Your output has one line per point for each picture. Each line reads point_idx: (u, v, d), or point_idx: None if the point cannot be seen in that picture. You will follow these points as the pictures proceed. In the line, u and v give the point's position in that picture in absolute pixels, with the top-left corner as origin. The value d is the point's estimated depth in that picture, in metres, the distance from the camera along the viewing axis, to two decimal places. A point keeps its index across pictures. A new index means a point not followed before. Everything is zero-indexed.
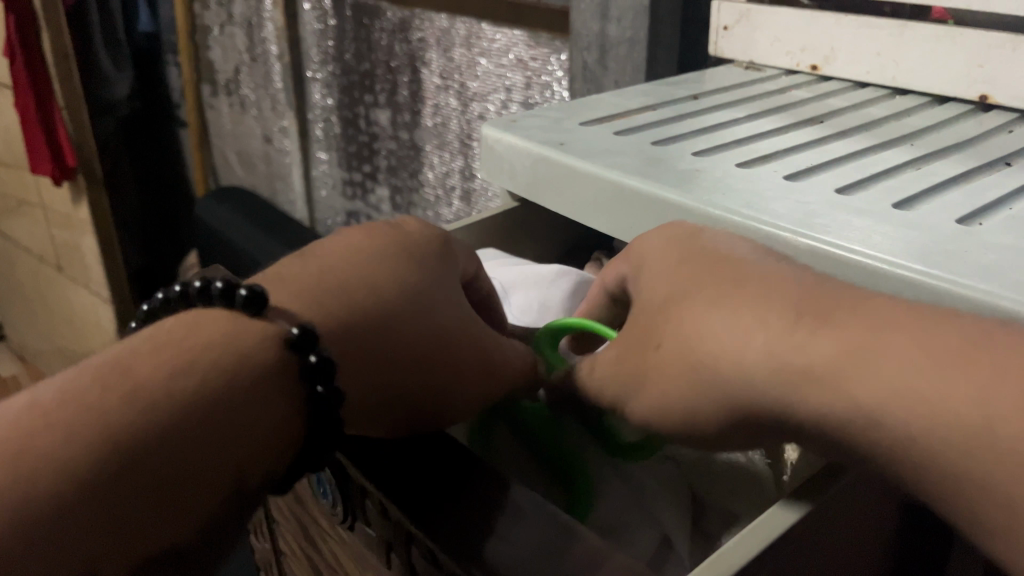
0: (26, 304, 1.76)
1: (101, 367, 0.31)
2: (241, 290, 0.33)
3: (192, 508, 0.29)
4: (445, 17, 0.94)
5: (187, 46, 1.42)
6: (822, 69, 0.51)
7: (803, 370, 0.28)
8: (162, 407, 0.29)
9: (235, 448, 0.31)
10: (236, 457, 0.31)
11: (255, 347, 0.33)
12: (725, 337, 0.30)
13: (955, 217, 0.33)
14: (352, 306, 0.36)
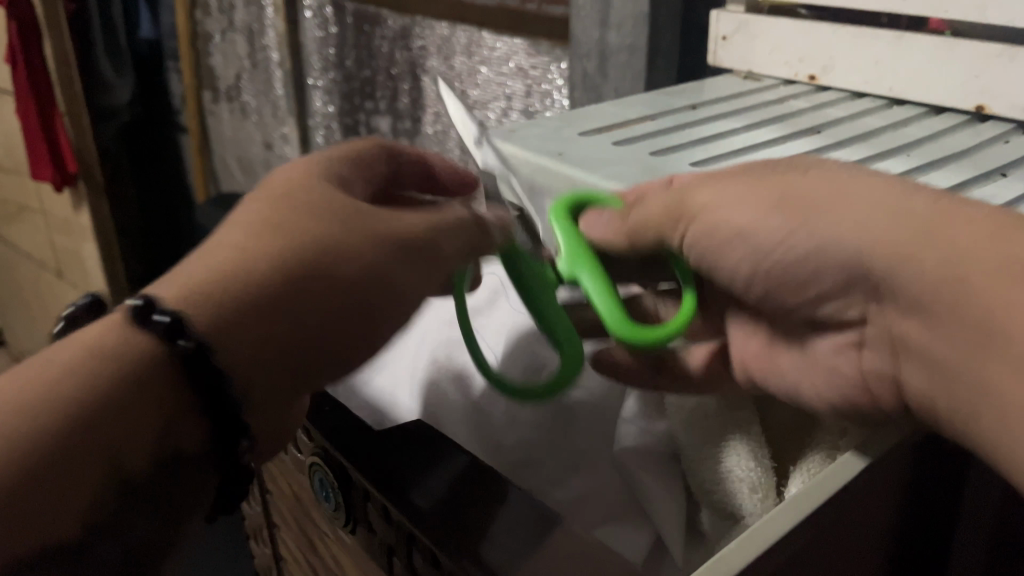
0: (25, 309, 1.76)
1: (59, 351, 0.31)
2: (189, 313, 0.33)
3: (87, 490, 0.29)
4: (446, 25, 0.94)
5: (189, 53, 1.43)
6: (820, 79, 0.51)
7: (934, 236, 0.29)
8: (39, 398, 0.28)
9: (124, 425, 0.29)
10: (125, 434, 0.29)
11: (131, 326, 0.31)
12: (857, 219, 0.31)
13: None
14: (232, 261, 0.32)
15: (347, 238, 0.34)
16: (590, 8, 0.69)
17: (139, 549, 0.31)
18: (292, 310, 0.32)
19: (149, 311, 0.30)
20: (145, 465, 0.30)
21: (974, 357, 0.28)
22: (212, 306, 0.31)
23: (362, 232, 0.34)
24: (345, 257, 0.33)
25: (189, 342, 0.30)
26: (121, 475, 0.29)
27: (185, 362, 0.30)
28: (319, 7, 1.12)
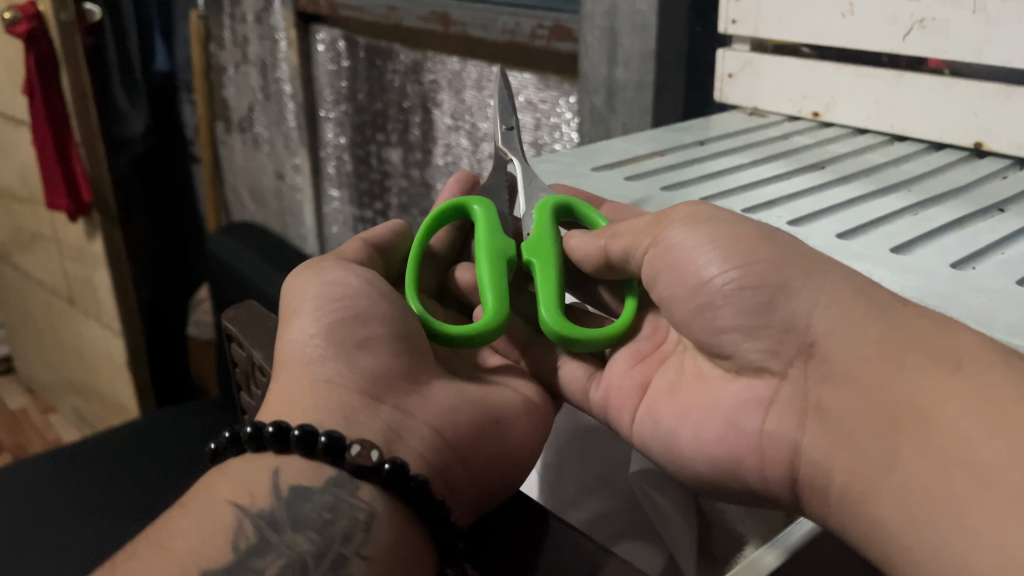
0: (36, 336, 1.78)
1: (222, 476, 0.37)
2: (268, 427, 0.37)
3: (223, 534, 0.34)
4: (457, 60, 0.97)
5: (203, 84, 1.46)
6: (823, 115, 0.53)
7: (884, 346, 0.30)
8: (196, 515, 0.35)
9: (234, 491, 0.36)
10: (241, 495, 0.35)
11: (234, 457, 0.38)
12: (819, 301, 0.32)
13: (949, 262, 0.34)
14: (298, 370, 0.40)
15: (332, 343, 0.40)
16: (599, 45, 0.71)
17: (311, 555, 0.33)
18: (342, 395, 0.39)
19: (241, 440, 0.38)
20: (265, 504, 0.35)
21: (886, 439, 0.29)
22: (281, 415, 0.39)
23: (343, 324, 0.41)
24: (347, 354, 0.40)
25: (297, 430, 0.36)
26: (247, 515, 0.35)
27: (277, 448, 0.37)
28: (331, 41, 1.15)
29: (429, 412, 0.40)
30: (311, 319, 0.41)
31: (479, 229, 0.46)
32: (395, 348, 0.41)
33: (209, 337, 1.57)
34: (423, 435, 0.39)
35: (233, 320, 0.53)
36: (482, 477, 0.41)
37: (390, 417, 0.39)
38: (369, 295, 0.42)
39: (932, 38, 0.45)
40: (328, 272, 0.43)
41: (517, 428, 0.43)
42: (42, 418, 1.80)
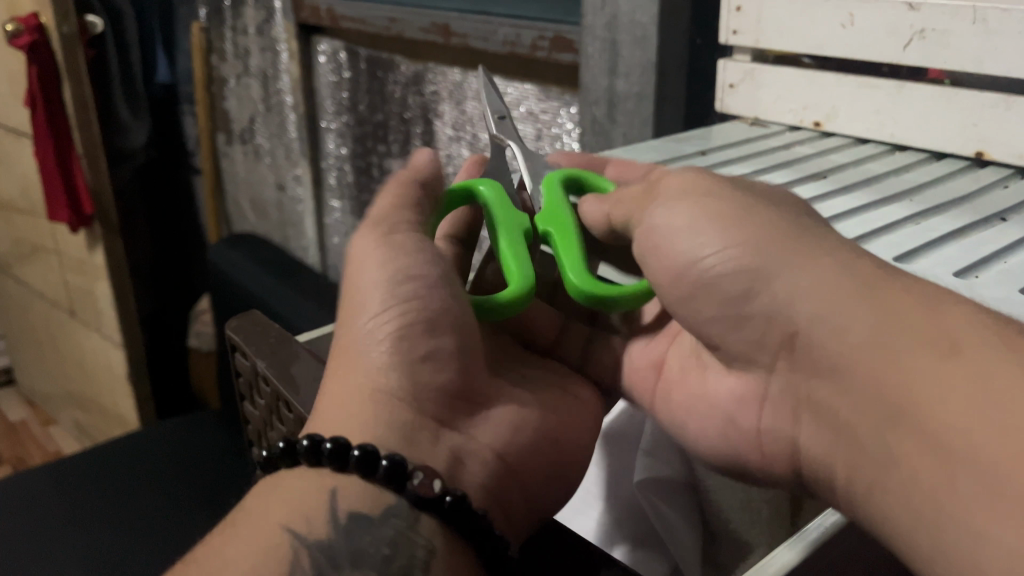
0: (36, 348, 1.78)
1: (274, 496, 0.36)
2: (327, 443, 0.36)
3: (279, 563, 0.33)
4: (458, 72, 0.97)
5: (203, 96, 1.46)
6: (824, 125, 0.53)
7: (872, 336, 0.29)
8: (252, 539, 0.34)
9: (290, 515, 0.35)
10: (296, 520, 0.35)
11: (288, 469, 0.37)
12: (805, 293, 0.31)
13: (950, 271, 0.34)
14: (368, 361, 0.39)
15: (401, 352, 0.39)
16: (600, 56, 0.71)
17: None
18: (403, 411, 0.39)
19: (295, 453, 0.37)
20: (322, 533, 0.34)
21: (889, 432, 0.29)
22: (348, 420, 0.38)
23: (413, 332, 0.39)
24: (411, 367, 0.39)
25: (357, 451, 0.35)
26: (304, 545, 0.34)
27: (336, 466, 0.36)
28: (332, 53, 1.16)
29: (485, 436, 0.41)
30: (381, 320, 0.40)
31: (494, 201, 0.46)
32: (457, 364, 0.41)
33: (210, 348, 1.57)
34: (478, 459, 0.40)
35: (237, 330, 0.53)
36: (533, 500, 0.41)
37: (449, 441, 0.39)
38: (445, 298, 0.40)
39: (932, 48, 0.45)
40: (395, 260, 0.41)
41: (570, 446, 0.43)
42: (42, 431, 1.80)
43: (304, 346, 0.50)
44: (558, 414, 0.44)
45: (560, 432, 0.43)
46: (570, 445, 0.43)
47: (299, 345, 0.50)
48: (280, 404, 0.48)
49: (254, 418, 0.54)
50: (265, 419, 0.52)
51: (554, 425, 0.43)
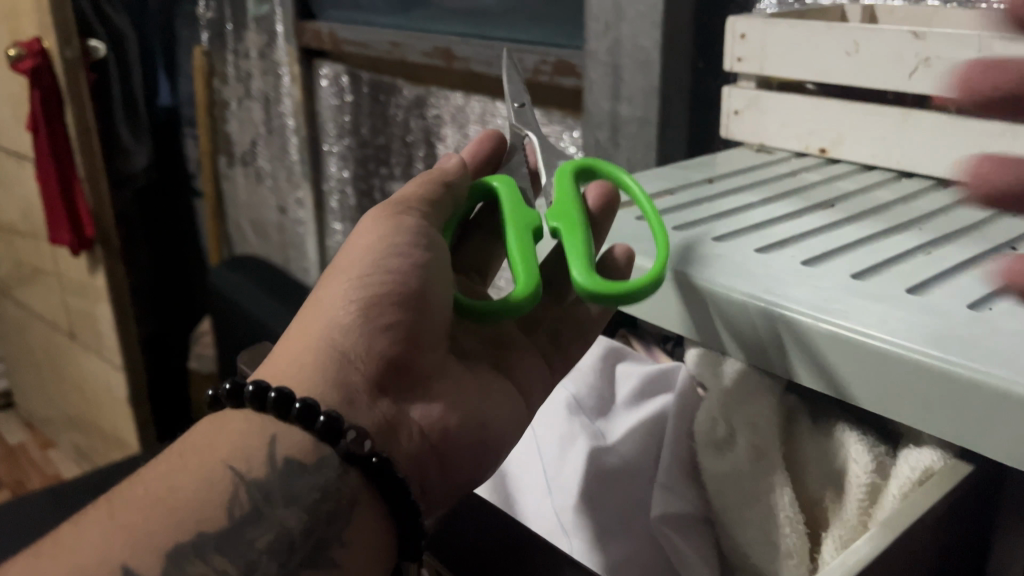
0: (36, 371, 1.78)
1: (217, 429, 0.37)
2: (271, 392, 0.36)
3: (219, 498, 0.34)
4: (461, 95, 0.98)
5: (206, 121, 1.47)
6: (830, 151, 0.53)
7: None
8: (193, 463, 0.35)
9: (231, 452, 0.36)
10: (237, 458, 0.35)
11: (233, 410, 0.38)
12: None
13: (965, 302, 0.32)
14: (325, 315, 0.39)
15: (364, 318, 0.38)
16: (603, 81, 0.71)
17: (298, 533, 0.35)
18: (349, 378, 0.38)
19: (241, 395, 0.37)
20: (260, 474, 0.35)
21: None
22: (293, 371, 0.38)
23: (382, 300, 0.39)
24: (368, 333, 0.38)
25: (298, 403, 0.36)
26: (244, 483, 0.35)
27: (277, 414, 0.36)
28: (334, 77, 1.16)
29: (421, 414, 0.39)
30: (355, 283, 0.39)
31: (505, 203, 0.45)
32: (412, 339, 0.39)
33: (210, 371, 1.57)
34: (411, 433, 0.39)
35: (247, 363, 0.52)
36: (459, 473, 0.40)
37: (385, 412, 0.39)
38: (418, 274, 0.39)
39: (939, 76, 0.46)
40: (380, 227, 0.41)
41: (511, 424, 0.42)
42: (41, 453, 1.79)
43: None
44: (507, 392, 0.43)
45: (501, 408, 0.42)
46: (513, 424, 0.43)
47: None
48: None
49: None
50: None
51: (499, 401, 0.42)
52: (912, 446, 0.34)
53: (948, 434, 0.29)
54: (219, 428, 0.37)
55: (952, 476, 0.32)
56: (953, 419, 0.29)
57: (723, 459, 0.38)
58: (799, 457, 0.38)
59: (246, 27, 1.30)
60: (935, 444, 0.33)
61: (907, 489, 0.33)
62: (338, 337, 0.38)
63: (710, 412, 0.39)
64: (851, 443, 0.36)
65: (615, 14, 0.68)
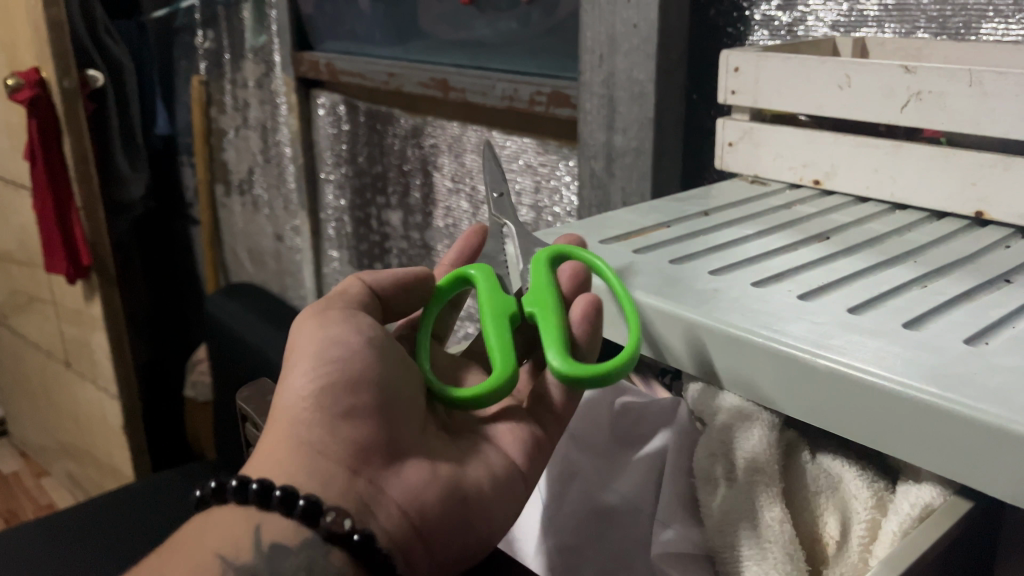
0: (31, 399, 1.77)
1: (202, 531, 0.37)
2: (252, 484, 0.36)
3: None
4: (457, 125, 0.98)
5: (203, 148, 1.48)
6: (824, 183, 0.53)
7: None
8: (183, 557, 0.35)
9: (221, 543, 0.36)
10: (227, 546, 0.35)
11: (218, 506, 0.38)
12: None
13: (961, 337, 0.33)
14: (287, 418, 0.39)
15: (325, 407, 0.39)
16: (597, 112, 0.72)
17: None
18: (326, 466, 0.38)
19: (225, 492, 0.38)
20: (247, 560, 0.35)
21: None
22: (269, 471, 0.38)
23: (339, 387, 0.39)
24: (332, 422, 0.39)
25: (279, 490, 0.36)
26: (231, 568, 0.35)
27: (259, 504, 0.36)
28: (331, 106, 1.17)
29: (400, 489, 0.39)
30: (310, 374, 0.39)
31: (480, 292, 0.46)
32: (378, 420, 0.40)
33: (206, 398, 1.56)
34: (390, 511, 0.38)
35: (249, 401, 0.52)
36: (448, 549, 0.39)
37: (362, 492, 0.38)
38: (370, 360, 0.40)
39: (931, 110, 0.46)
40: (329, 322, 0.41)
41: (497, 500, 0.41)
42: (35, 482, 1.78)
43: None
44: (489, 467, 0.42)
45: (483, 483, 0.41)
46: (500, 501, 0.41)
47: None
48: None
49: None
50: None
51: (480, 476, 0.41)
52: (912, 483, 0.34)
53: (946, 470, 0.29)
54: (202, 529, 0.37)
55: (951, 515, 0.32)
56: (950, 457, 0.29)
57: (725, 496, 0.38)
58: (802, 495, 0.38)
59: (244, 57, 1.31)
60: (934, 481, 0.33)
61: (906, 526, 0.33)
62: (306, 426, 0.39)
63: (706, 461, 0.39)
64: (851, 481, 0.36)
65: (610, 46, 0.68)
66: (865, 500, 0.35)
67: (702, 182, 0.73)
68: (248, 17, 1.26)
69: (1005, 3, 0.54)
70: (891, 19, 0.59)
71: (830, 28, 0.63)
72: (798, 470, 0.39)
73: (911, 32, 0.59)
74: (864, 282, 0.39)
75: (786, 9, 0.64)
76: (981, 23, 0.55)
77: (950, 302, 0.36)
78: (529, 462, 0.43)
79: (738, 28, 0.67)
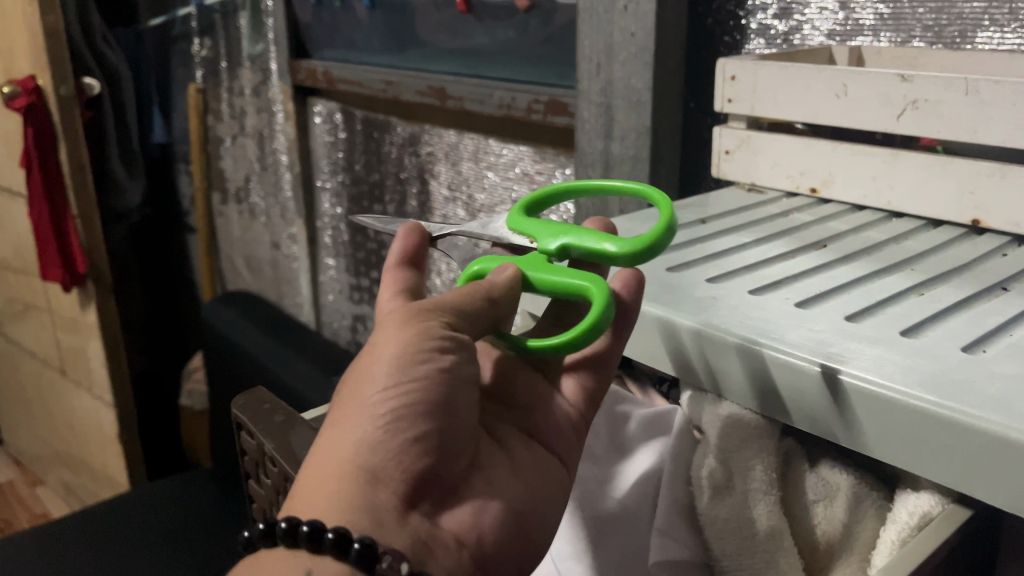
0: (26, 408, 1.76)
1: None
2: (303, 525, 0.31)
3: None
4: (454, 133, 0.99)
5: (200, 156, 1.48)
6: (821, 191, 0.53)
7: None
8: None
9: None
10: None
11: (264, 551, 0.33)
12: None
13: (959, 344, 0.33)
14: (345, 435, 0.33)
15: (395, 432, 0.33)
16: (595, 120, 0.72)
17: None
18: (384, 497, 0.33)
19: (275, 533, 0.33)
20: None
21: None
22: (321, 501, 0.32)
23: (412, 411, 0.33)
24: (399, 450, 0.33)
25: (331, 531, 0.31)
26: None
27: (310, 546, 0.31)
28: (328, 114, 1.17)
29: (452, 522, 0.34)
30: (382, 391, 0.34)
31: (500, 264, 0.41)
32: (443, 452, 0.34)
33: (202, 407, 1.55)
34: (447, 544, 0.34)
35: (243, 408, 0.51)
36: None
37: (418, 527, 0.33)
38: (444, 383, 0.35)
39: (927, 118, 0.46)
40: (402, 329, 0.35)
41: (542, 520, 0.37)
42: (29, 491, 1.77)
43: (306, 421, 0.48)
44: (538, 482, 0.38)
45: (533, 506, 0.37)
46: (547, 523, 0.37)
47: (300, 420, 0.48)
48: (285, 484, 0.46)
49: (257, 506, 0.53)
50: (268, 503, 0.50)
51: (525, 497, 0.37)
52: (910, 491, 0.34)
53: (945, 479, 0.29)
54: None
55: (949, 522, 0.31)
56: (952, 467, 0.29)
57: (723, 505, 0.37)
58: (794, 502, 0.38)
59: (241, 65, 1.32)
60: (932, 490, 0.33)
61: (905, 535, 0.33)
62: (371, 450, 0.33)
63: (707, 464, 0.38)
64: (847, 491, 0.37)
65: (607, 55, 0.69)
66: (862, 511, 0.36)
67: (699, 191, 0.73)
68: (245, 25, 1.26)
69: (1001, 12, 0.54)
70: (887, 28, 0.59)
71: (826, 36, 0.63)
72: (792, 472, 0.38)
73: (907, 41, 0.59)
74: (862, 291, 0.39)
75: (783, 17, 0.64)
76: (976, 32, 0.55)
77: (949, 312, 0.36)
78: (562, 478, 0.39)
79: (735, 37, 0.67)
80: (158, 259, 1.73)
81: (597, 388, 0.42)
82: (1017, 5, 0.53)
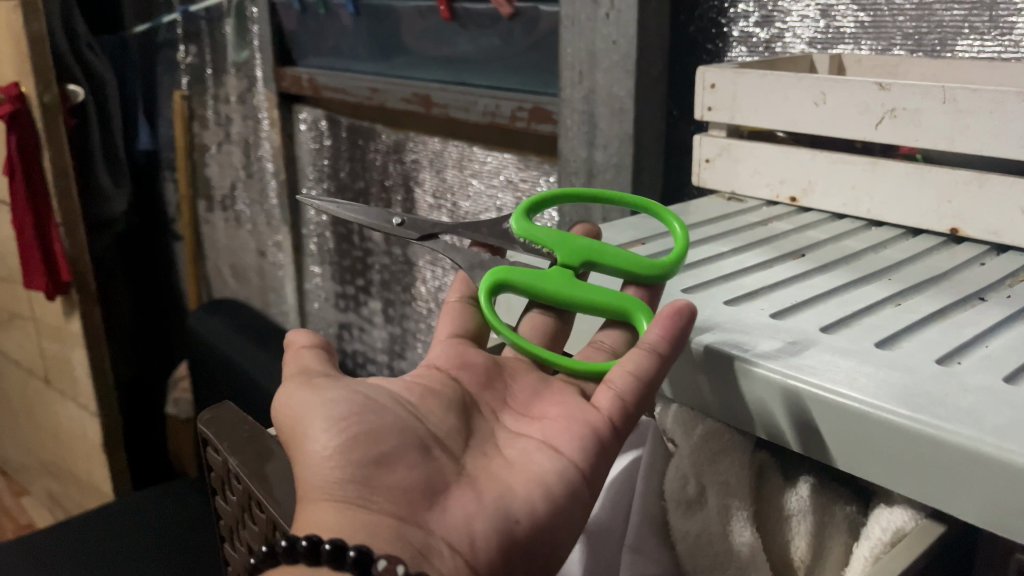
0: (10, 418, 1.74)
1: None
2: (302, 541, 0.31)
3: None
4: (438, 140, 0.98)
5: (186, 164, 1.47)
6: (801, 200, 0.53)
7: None
8: None
9: None
10: None
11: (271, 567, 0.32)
12: None
13: (933, 356, 0.32)
14: (312, 488, 0.34)
15: (350, 462, 0.34)
16: (578, 128, 0.72)
17: None
18: (372, 516, 0.33)
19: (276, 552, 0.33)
20: None
21: None
22: (314, 525, 0.32)
23: (357, 441, 0.34)
24: (363, 476, 0.33)
25: (326, 544, 0.30)
26: None
27: (309, 561, 0.31)
28: (313, 121, 1.16)
29: (445, 528, 0.33)
30: (321, 437, 0.34)
31: (532, 280, 0.42)
32: (408, 461, 0.35)
33: (188, 416, 1.54)
34: (442, 552, 0.32)
35: (211, 424, 0.50)
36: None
37: (411, 538, 0.32)
38: (371, 413, 0.36)
39: (905, 127, 0.46)
40: (303, 395, 0.36)
41: (550, 530, 0.34)
42: (14, 502, 1.75)
43: (276, 440, 0.47)
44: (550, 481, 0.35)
45: (536, 520, 0.34)
46: (552, 532, 0.34)
47: (270, 440, 0.47)
48: (254, 505, 0.44)
49: (224, 523, 0.52)
50: (236, 521, 0.49)
51: (525, 505, 0.34)
52: (883, 505, 0.34)
53: (921, 496, 0.29)
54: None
55: (922, 537, 0.31)
56: (929, 482, 0.28)
57: (694, 520, 0.37)
58: (766, 517, 0.38)
59: (226, 72, 1.31)
60: (906, 504, 0.33)
61: (878, 550, 0.32)
62: (340, 482, 0.33)
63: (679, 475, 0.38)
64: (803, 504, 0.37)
65: (590, 63, 0.68)
66: (839, 525, 0.36)
67: (681, 198, 0.73)
68: (230, 33, 1.25)
69: (980, 20, 0.54)
70: (867, 36, 0.59)
71: (807, 44, 0.63)
72: (768, 485, 0.38)
73: (888, 49, 0.59)
74: (840, 301, 0.38)
75: (764, 25, 0.64)
76: (956, 40, 0.55)
77: (927, 322, 0.36)
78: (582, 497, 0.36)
79: (717, 44, 0.67)
80: (145, 266, 1.72)
81: (638, 402, 0.37)
82: (998, 13, 0.53)
